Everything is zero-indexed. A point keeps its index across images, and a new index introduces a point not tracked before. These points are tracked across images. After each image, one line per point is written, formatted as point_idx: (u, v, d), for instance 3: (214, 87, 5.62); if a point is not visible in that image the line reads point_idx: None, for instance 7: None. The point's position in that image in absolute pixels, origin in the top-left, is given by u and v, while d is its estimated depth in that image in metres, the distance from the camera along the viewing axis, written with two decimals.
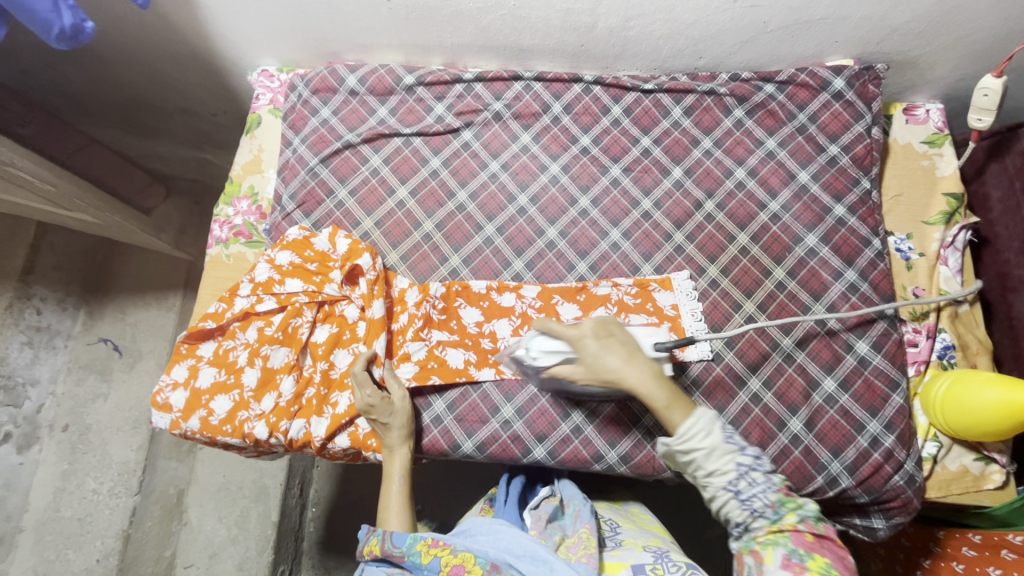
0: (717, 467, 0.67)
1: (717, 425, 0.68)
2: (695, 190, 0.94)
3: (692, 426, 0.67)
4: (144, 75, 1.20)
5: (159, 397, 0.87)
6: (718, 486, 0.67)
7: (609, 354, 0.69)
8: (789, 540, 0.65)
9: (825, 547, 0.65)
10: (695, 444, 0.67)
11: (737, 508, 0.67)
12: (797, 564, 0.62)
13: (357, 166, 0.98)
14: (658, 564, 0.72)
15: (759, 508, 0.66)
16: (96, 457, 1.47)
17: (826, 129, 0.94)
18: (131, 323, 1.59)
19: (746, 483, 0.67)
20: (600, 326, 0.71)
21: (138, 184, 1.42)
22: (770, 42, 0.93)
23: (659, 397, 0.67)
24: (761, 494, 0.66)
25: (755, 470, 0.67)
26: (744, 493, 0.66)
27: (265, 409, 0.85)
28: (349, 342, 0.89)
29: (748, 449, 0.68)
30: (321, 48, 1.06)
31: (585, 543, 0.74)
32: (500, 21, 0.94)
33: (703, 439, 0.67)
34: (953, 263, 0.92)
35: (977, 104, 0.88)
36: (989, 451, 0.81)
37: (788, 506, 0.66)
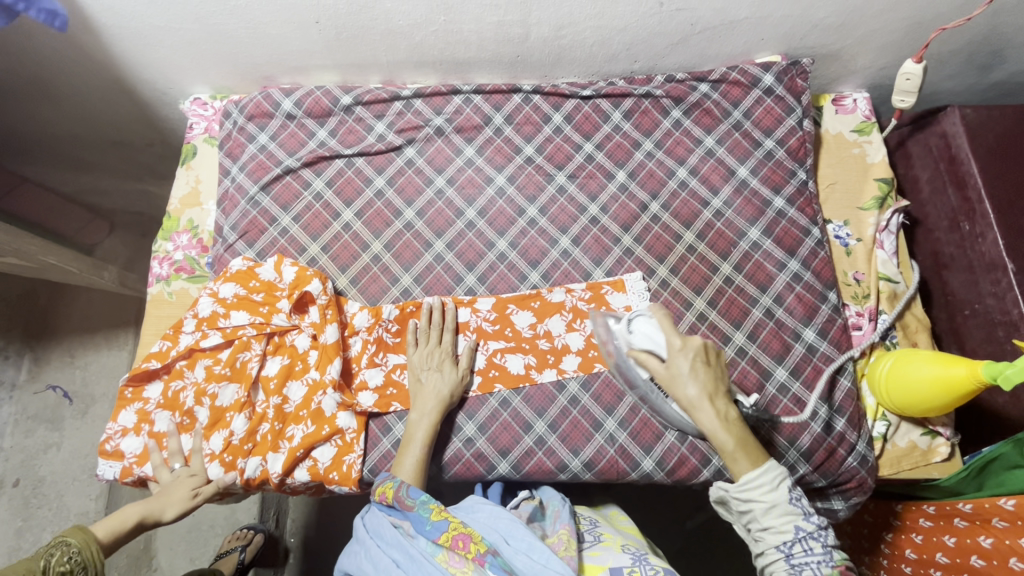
0: (773, 525, 0.64)
1: (781, 492, 0.64)
2: (640, 192, 0.95)
3: (760, 478, 0.65)
4: (69, 112, 1.16)
5: (108, 445, 0.84)
6: (771, 544, 0.64)
7: (690, 380, 0.72)
8: None
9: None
10: (755, 497, 0.65)
11: (785, 571, 0.63)
12: None
13: (299, 191, 0.96)
14: (635, 567, 0.71)
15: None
16: (51, 510, 1.41)
17: (760, 124, 0.97)
18: (80, 366, 1.52)
19: (801, 549, 0.63)
20: (704, 352, 0.74)
21: (77, 221, 1.40)
22: (700, 43, 0.95)
23: (725, 440, 0.69)
24: (815, 565, 0.62)
25: (814, 539, 0.63)
26: (796, 558, 0.63)
27: (218, 449, 0.82)
28: (299, 376, 0.86)
29: (813, 516, 0.64)
30: (254, 72, 1.03)
31: (564, 544, 0.74)
32: (432, 36, 0.93)
33: (764, 495, 0.65)
34: (889, 246, 0.94)
35: (899, 87, 0.91)
36: (934, 425, 0.84)
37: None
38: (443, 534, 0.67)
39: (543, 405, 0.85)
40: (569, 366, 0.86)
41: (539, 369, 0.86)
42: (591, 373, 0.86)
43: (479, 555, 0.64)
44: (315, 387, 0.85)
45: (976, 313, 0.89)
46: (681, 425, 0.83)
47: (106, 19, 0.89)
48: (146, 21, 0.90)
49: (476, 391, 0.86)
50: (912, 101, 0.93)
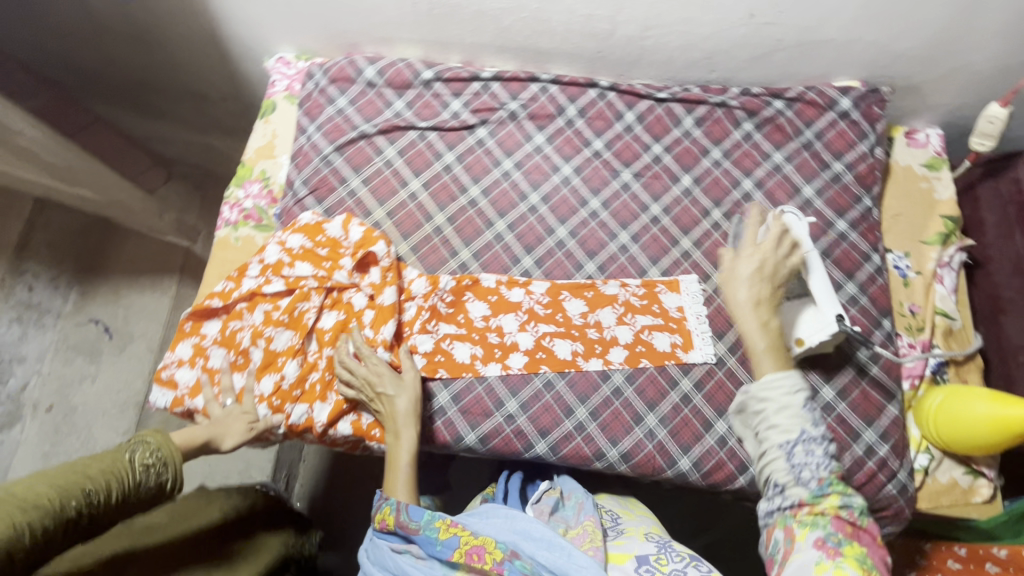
0: (783, 424, 0.64)
1: (796, 397, 0.64)
2: (703, 198, 0.96)
3: (781, 379, 0.65)
4: (155, 58, 1.20)
5: (165, 373, 0.87)
6: (776, 442, 0.64)
7: (743, 283, 0.71)
8: (826, 525, 0.60)
9: (863, 539, 0.61)
10: (772, 395, 0.65)
11: (784, 470, 0.63)
12: (831, 547, 0.59)
13: (371, 156, 0.99)
14: (662, 554, 0.71)
15: (805, 478, 0.63)
16: (79, 439, 1.46)
17: (831, 146, 0.97)
18: (123, 305, 1.57)
19: (803, 449, 0.63)
20: (773, 265, 0.73)
21: (138, 165, 1.41)
22: (781, 60, 0.96)
23: (760, 341, 0.68)
24: (815, 465, 0.62)
25: (819, 445, 0.63)
26: (799, 460, 0.63)
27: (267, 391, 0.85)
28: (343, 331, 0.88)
29: (821, 424, 0.64)
30: (340, 38, 1.07)
31: (589, 536, 0.74)
32: (520, 23, 0.95)
33: (784, 395, 0.65)
34: (949, 282, 0.94)
35: (980, 130, 0.91)
36: (978, 466, 0.83)
37: (835, 489, 0.62)
38: (456, 552, 0.67)
39: (586, 392, 0.86)
40: (616, 359, 0.87)
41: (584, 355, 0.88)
42: (637, 368, 0.87)
43: (497, 564, 0.65)
44: (368, 345, 0.86)
45: None
46: (721, 429, 0.83)
47: None
48: None
49: (519, 371, 0.87)
50: (991, 145, 0.93)
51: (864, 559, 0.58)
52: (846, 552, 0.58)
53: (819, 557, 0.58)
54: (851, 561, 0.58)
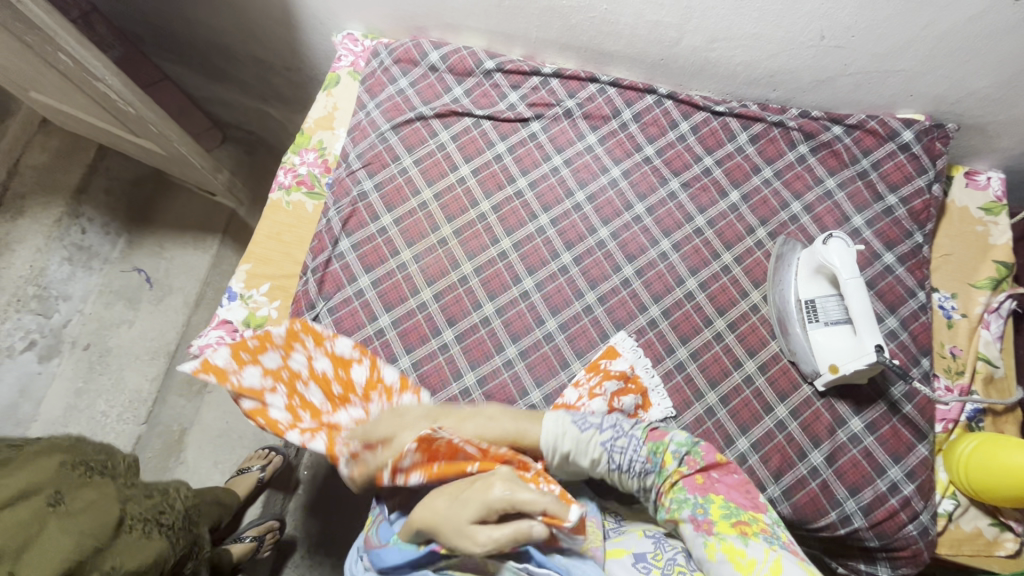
0: (591, 458, 0.71)
1: (573, 429, 0.72)
2: (750, 215, 0.96)
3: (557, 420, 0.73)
4: (230, 23, 1.25)
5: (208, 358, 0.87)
6: (606, 469, 0.72)
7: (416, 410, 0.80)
8: (684, 491, 0.69)
9: (715, 480, 0.70)
10: (564, 444, 0.72)
11: (628, 478, 0.72)
12: (705, 521, 0.65)
13: (425, 138, 1.01)
14: (658, 550, 0.69)
15: (642, 468, 0.71)
16: (110, 380, 1.51)
17: (887, 178, 0.96)
18: (166, 258, 1.62)
19: (619, 453, 0.72)
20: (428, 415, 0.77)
21: (198, 126, 1.54)
22: (846, 86, 0.95)
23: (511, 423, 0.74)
24: (633, 453, 0.71)
25: (619, 438, 0.72)
26: (623, 464, 0.71)
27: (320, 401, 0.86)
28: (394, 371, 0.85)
29: (603, 425, 0.73)
30: (409, 21, 1.09)
31: (587, 535, 0.72)
32: (588, 22, 0.96)
33: (565, 441, 0.72)
34: (995, 329, 0.91)
35: None
36: (1005, 518, 0.81)
37: (664, 453, 0.71)
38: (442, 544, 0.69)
39: None
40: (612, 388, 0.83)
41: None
42: (665, 374, 0.87)
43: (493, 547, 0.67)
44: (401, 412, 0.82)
45: None
46: (743, 447, 0.83)
47: None
48: None
49: (547, 363, 0.88)
50: None
51: (728, 508, 0.66)
52: (714, 518, 0.65)
53: (704, 537, 0.64)
54: (723, 524, 0.65)
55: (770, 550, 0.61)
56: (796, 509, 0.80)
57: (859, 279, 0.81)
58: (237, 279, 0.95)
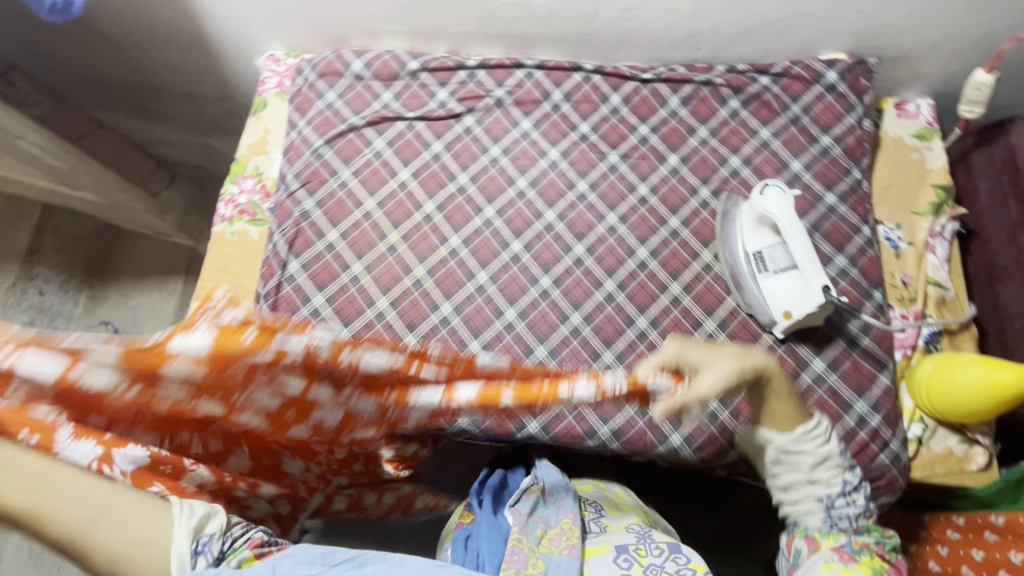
0: (822, 477, 0.72)
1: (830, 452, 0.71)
2: (691, 176, 0.96)
3: (813, 431, 0.70)
4: (152, 62, 1.23)
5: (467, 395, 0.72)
6: (813, 497, 0.72)
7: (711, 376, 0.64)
8: (848, 539, 0.70)
9: (892, 569, 0.70)
10: (808, 449, 0.71)
11: (819, 514, 0.71)
12: (847, 554, 0.68)
13: (360, 148, 1.00)
14: (640, 544, 0.73)
15: (841, 525, 0.71)
16: None
17: (818, 120, 0.97)
18: (131, 307, 1.61)
19: (843, 500, 0.71)
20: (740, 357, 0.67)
21: (143, 170, 1.42)
22: (766, 35, 0.96)
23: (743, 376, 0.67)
24: (854, 513, 0.71)
25: (856, 493, 0.71)
26: (836, 510, 0.71)
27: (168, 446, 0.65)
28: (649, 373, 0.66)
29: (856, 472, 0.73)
30: (328, 33, 1.08)
31: (565, 535, 0.75)
32: (503, 9, 0.96)
33: (819, 447, 0.71)
34: (941, 252, 0.94)
35: (968, 97, 0.90)
36: (973, 434, 0.83)
37: (874, 530, 0.71)
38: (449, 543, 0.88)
39: (577, 371, 0.87)
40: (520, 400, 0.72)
41: (575, 335, 0.89)
42: (628, 345, 0.88)
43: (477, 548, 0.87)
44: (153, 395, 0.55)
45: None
46: (712, 404, 0.84)
47: None
48: None
49: (510, 353, 0.88)
50: (981, 111, 0.91)
51: (880, 571, 0.68)
52: (860, 560, 0.67)
53: (835, 560, 0.67)
54: (866, 566, 0.67)
55: None
56: None
57: (800, 224, 0.83)
58: None
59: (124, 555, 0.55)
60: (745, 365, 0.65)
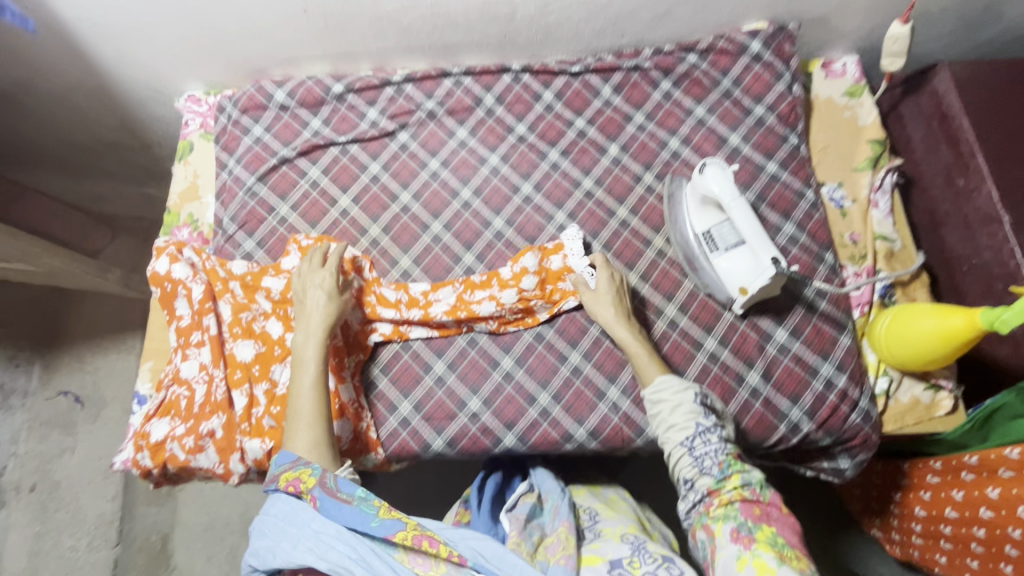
0: (678, 423, 0.74)
1: (685, 394, 0.75)
2: (633, 164, 0.96)
3: (666, 381, 0.76)
4: (65, 119, 1.17)
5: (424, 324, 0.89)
6: (676, 442, 0.73)
7: (606, 307, 0.83)
8: (737, 513, 0.67)
9: (773, 517, 0.67)
10: (666, 395, 0.76)
11: (689, 464, 0.72)
12: (745, 535, 0.65)
13: (295, 180, 0.97)
14: (635, 556, 0.70)
15: (708, 467, 0.71)
16: (68, 513, 1.43)
17: (750, 91, 0.97)
18: (90, 371, 1.51)
19: (701, 441, 0.72)
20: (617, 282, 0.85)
21: (78, 228, 1.38)
22: (686, 13, 0.96)
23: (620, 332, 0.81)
24: (713, 452, 0.71)
25: (711, 432, 0.72)
26: (698, 450, 0.72)
27: (172, 342, 0.89)
28: (553, 246, 0.91)
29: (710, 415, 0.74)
30: (244, 65, 1.04)
31: (563, 543, 0.73)
32: (420, 20, 0.94)
33: (672, 396, 0.75)
34: (884, 206, 0.95)
35: (888, 52, 0.91)
36: (936, 379, 0.85)
37: (735, 469, 0.70)
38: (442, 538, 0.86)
39: (546, 377, 0.86)
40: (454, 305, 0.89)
41: (539, 340, 0.88)
42: (592, 343, 0.87)
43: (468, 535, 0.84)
44: (241, 308, 0.90)
45: (974, 268, 0.89)
46: None
47: (98, 17, 0.90)
48: (135, 17, 0.91)
49: (477, 368, 0.87)
50: (903, 63, 0.92)
51: (775, 539, 0.64)
52: (758, 537, 0.64)
53: (738, 549, 0.64)
54: (764, 544, 0.63)
55: None
56: (748, 433, 0.82)
57: (743, 199, 0.82)
58: (143, 382, 0.92)
59: (302, 437, 0.74)
60: (618, 280, 0.85)
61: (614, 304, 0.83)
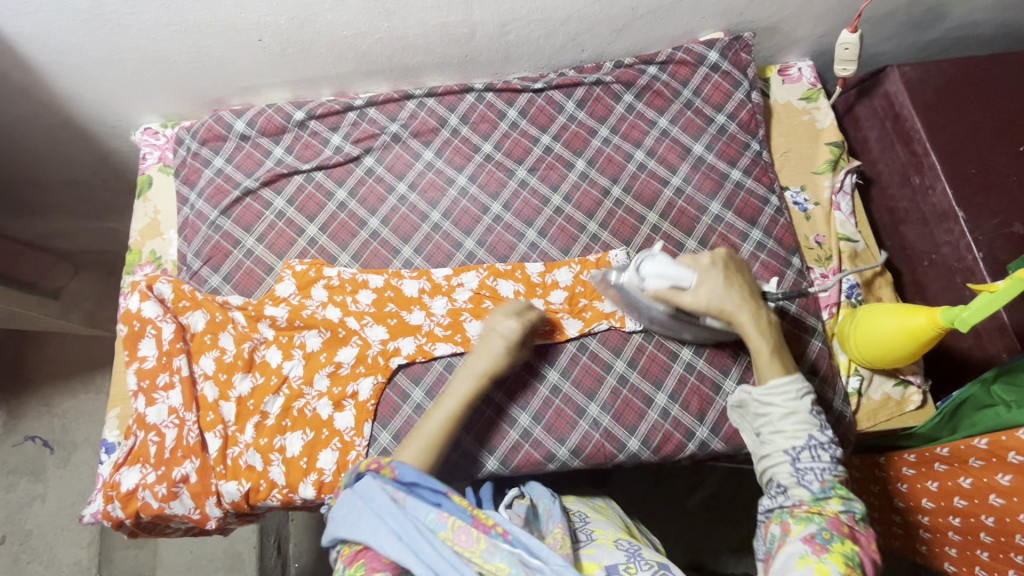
0: (788, 430, 0.71)
1: (799, 402, 0.71)
2: (601, 178, 0.96)
3: (785, 386, 0.72)
4: (17, 159, 1.13)
5: (421, 350, 0.87)
6: (781, 448, 0.71)
7: (728, 291, 0.77)
8: (821, 521, 0.65)
9: (860, 543, 0.64)
10: (775, 401, 0.72)
11: (787, 471, 0.70)
12: (819, 543, 0.62)
13: (260, 212, 0.95)
14: (630, 562, 0.69)
15: (808, 481, 0.68)
16: (42, 563, 1.37)
17: (710, 100, 0.99)
18: (58, 414, 1.46)
19: (808, 454, 0.69)
20: (728, 262, 0.79)
21: (39, 265, 1.33)
22: (643, 27, 0.97)
23: (765, 343, 0.74)
24: (819, 469, 0.68)
25: (822, 449, 0.70)
26: (803, 461, 0.69)
27: (135, 386, 0.85)
28: (598, 259, 0.92)
29: (825, 428, 0.71)
30: (201, 96, 1.02)
31: (561, 542, 0.71)
32: (378, 44, 0.93)
33: (784, 400, 0.72)
34: (846, 207, 0.97)
35: (839, 57, 0.94)
36: (905, 375, 0.89)
37: (837, 493, 0.68)
38: None
39: (525, 398, 0.86)
40: (474, 330, 0.88)
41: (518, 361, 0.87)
42: (570, 360, 0.87)
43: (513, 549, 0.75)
44: (243, 337, 0.88)
45: (934, 263, 0.91)
46: (662, 401, 0.85)
47: (42, 54, 0.87)
48: (82, 54, 0.88)
49: None
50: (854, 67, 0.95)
51: (851, 555, 0.61)
52: (832, 548, 0.62)
53: (805, 551, 0.62)
54: (836, 556, 0.61)
55: None
56: (727, 440, 0.84)
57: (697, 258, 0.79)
58: (111, 429, 0.89)
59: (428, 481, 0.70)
60: (725, 262, 0.79)
61: (730, 291, 0.77)
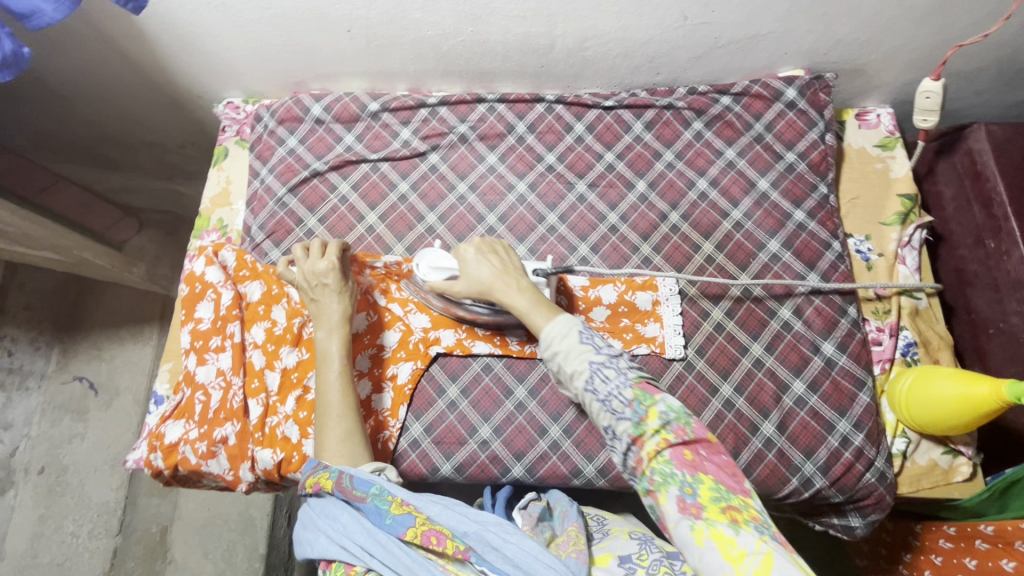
0: (575, 369, 0.64)
1: (573, 333, 0.65)
2: (660, 202, 0.96)
3: (553, 328, 0.66)
4: (108, 117, 1.19)
5: (463, 347, 0.89)
6: (580, 390, 0.63)
7: (478, 266, 0.76)
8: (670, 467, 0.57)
9: (703, 453, 0.58)
10: (556, 347, 0.65)
11: (602, 411, 0.62)
12: (692, 504, 0.55)
13: (325, 194, 0.99)
14: (642, 550, 0.69)
15: (619, 409, 0.61)
16: (73, 498, 1.44)
17: (782, 137, 0.97)
18: (107, 359, 1.54)
19: (601, 380, 0.62)
20: (484, 245, 0.79)
21: (108, 219, 1.39)
22: (722, 56, 0.96)
23: (522, 301, 0.71)
24: (617, 390, 0.61)
25: (608, 367, 0.62)
26: (601, 392, 0.62)
27: (187, 345, 0.89)
28: (644, 281, 0.90)
29: (604, 346, 0.64)
30: (284, 78, 1.06)
31: (574, 540, 0.71)
32: (459, 46, 0.95)
33: (562, 342, 0.65)
34: (911, 262, 0.95)
35: (920, 106, 0.91)
36: (956, 445, 0.84)
37: (648, 406, 0.60)
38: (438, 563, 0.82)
39: (558, 410, 0.86)
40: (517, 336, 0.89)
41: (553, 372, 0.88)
42: None
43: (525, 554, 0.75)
44: (293, 312, 0.91)
45: (1001, 332, 0.88)
46: None
47: (149, 23, 0.92)
48: (184, 27, 0.93)
49: (489, 396, 0.87)
50: (936, 119, 0.92)
51: (719, 491, 0.55)
52: (705, 502, 0.54)
53: (690, 520, 0.54)
54: (712, 509, 0.54)
55: (762, 538, 0.51)
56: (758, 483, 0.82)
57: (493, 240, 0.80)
58: (162, 382, 0.94)
59: (332, 446, 0.73)
60: (486, 246, 0.79)
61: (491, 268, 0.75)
